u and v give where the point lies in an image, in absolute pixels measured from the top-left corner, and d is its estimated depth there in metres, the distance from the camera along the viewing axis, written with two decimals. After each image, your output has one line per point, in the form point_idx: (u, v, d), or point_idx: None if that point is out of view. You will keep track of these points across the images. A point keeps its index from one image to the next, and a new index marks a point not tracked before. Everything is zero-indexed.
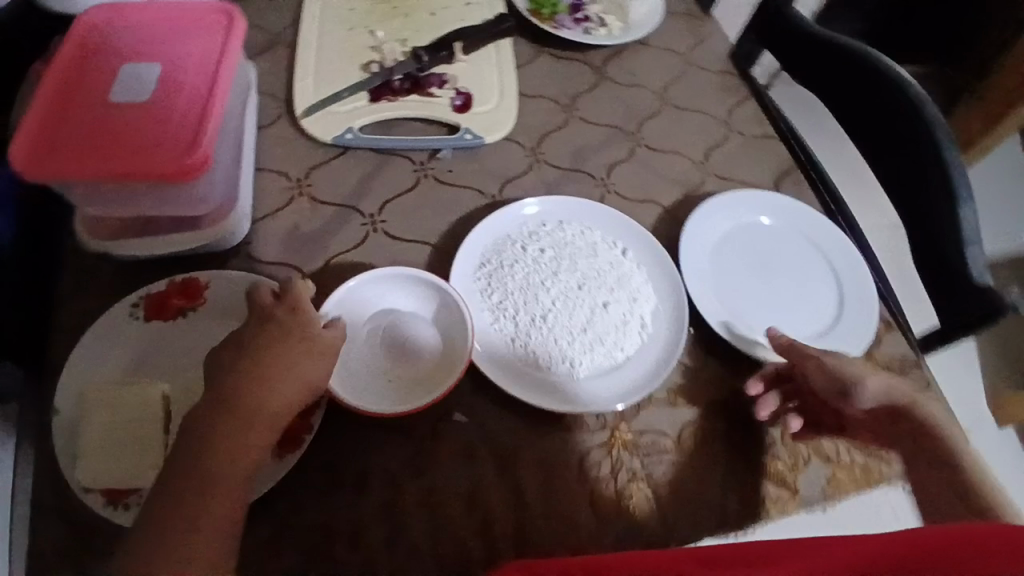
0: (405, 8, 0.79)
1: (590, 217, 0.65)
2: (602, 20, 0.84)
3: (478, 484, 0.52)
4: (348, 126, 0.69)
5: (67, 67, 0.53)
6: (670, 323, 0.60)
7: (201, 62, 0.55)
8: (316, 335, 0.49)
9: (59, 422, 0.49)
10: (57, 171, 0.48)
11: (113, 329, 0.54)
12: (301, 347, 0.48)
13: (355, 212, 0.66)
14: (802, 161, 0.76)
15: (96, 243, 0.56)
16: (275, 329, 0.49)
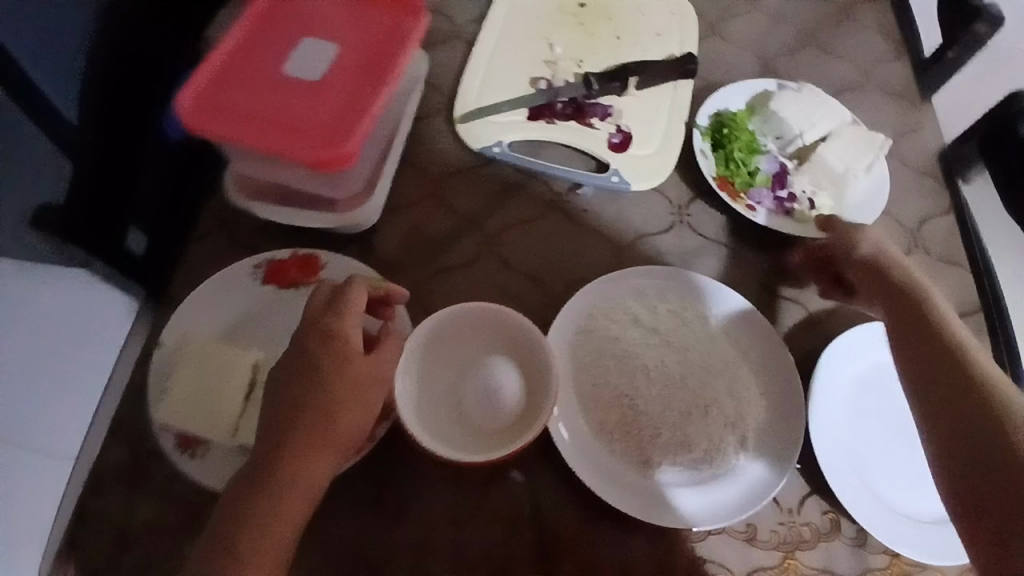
0: (592, 24, 0.74)
1: (719, 303, 0.58)
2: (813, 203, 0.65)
3: (513, 554, 0.50)
4: (497, 140, 0.66)
5: (254, 30, 0.55)
6: (774, 454, 0.52)
7: (376, 55, 0.55)
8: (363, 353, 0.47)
9: (160, 357, 0.52)
10: (221, 133, 0.51)
11: (231, 283, 0.56)
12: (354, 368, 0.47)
13: (478, 230, 0.64)
14: (991, 304, 0.64)
15: (239, 199, 0.59)
16: (333, 342, 0.47)
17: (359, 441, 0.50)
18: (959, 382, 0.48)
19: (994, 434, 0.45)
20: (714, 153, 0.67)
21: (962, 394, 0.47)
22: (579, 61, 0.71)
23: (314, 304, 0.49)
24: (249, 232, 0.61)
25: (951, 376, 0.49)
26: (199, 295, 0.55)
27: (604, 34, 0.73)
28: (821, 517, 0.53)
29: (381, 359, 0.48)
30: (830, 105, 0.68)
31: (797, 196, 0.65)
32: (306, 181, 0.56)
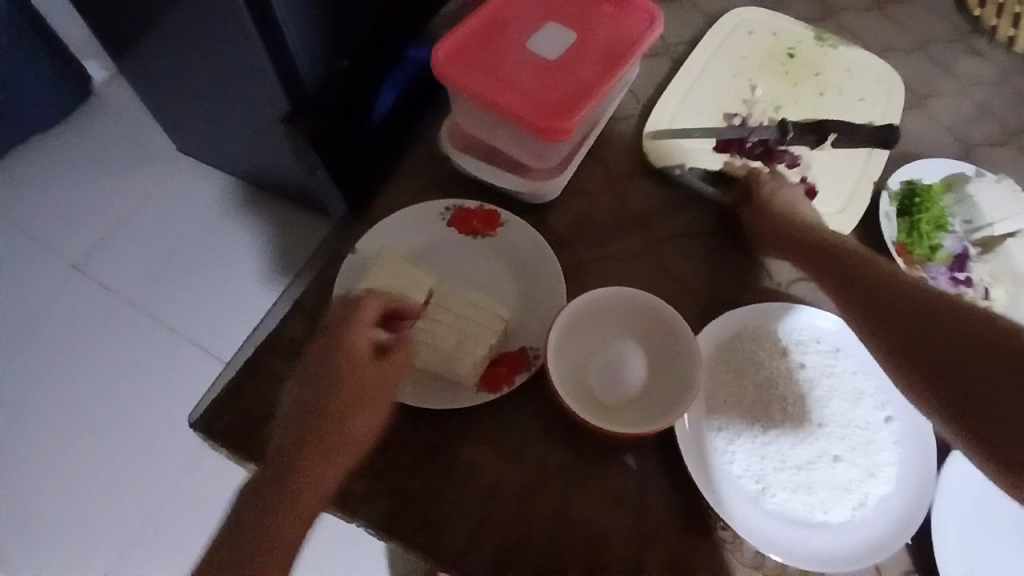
0: (795, 77, 0.73)
1: (874, 366, 0.57)
2: (987, 293, 0.63)
3: (609, 531, 0.53)
4: (682, 163, 0.68)
5: (510, 3, 0.62)
6: (894, 527, 0.51)
7: (610, 49, 0.60)
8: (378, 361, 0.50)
9: (351, 261, 0.61)
10: (464, 85, 0.58)
11: (424, 217, 0.63)
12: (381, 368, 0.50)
13: (642, 231, 0.68)
14: None
15: (448, 145, 0.65)
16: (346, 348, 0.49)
17: (502, 382, 0.56)
18: (941, 325, 0.46)
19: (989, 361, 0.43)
20: (897, 218, 0.66)
21: (946, 338, 0.45)
22: (777, 108, 0.71)
23: (335, 309, 0.51)
24: (444, 177, 0.68)
25: (935, 352, 0.45)
26: (396, 220, 0.63)
27: (812, 88, 0.73)
28: None
29: (390, 369, 0.50)
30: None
31: (973, 282, 0.63)
32: (517, 142, 0.63)
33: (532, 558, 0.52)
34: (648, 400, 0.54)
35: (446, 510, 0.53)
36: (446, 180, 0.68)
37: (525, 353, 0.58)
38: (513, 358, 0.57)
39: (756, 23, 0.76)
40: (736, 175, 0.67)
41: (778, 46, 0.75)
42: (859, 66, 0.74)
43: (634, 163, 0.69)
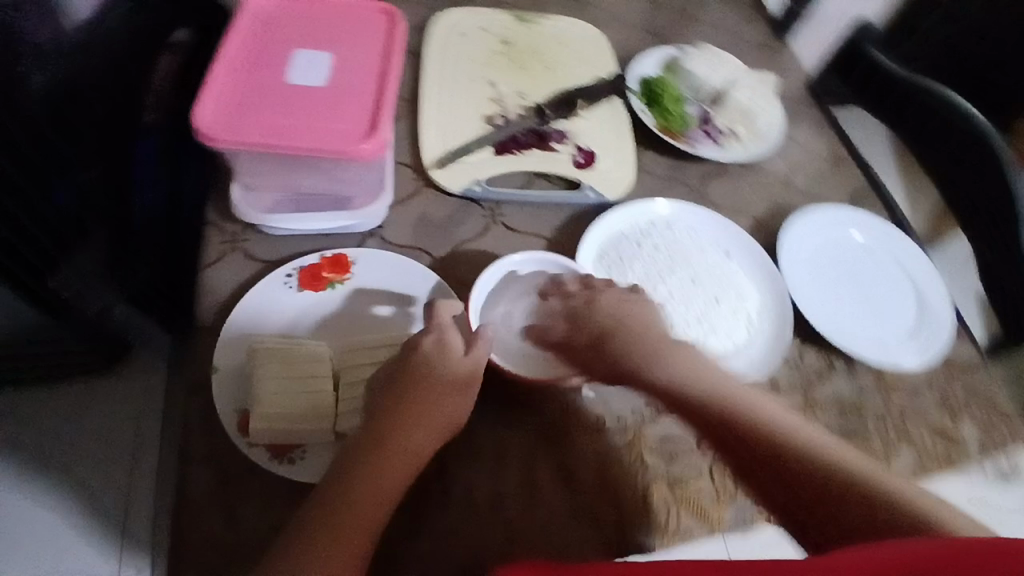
0: (521, 61, 0.81)
1: (697, 222, 0.70)
2: (733, 132, 0.80)
3: (607, 459, 0.56)
4: (476, 178, 0.70)
5: (249, 52, 0.59)
6: (774, 323, 0.65)
7: (363, 55, 0.61)
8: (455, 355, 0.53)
9: (221, 378, 0.53)
10: (244, 142, 0.54)
11: (272, 296, 0.58)
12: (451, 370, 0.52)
13: (475, 206, 0.70)
14: (876, 182, 0.81)
15: (256, 216, 0.62)
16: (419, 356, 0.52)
17: None
18: (784, 468, 0.48)
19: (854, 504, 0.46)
20: (650, 109, 0.79)
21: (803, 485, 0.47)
22: (522, 95, 0.77)
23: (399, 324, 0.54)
24: (268, 248, 0.63)
25: (817, 503, 0.47)
26: (246, 308, 0.57)
27: (538, 62, 0.81)
28: (818, 360, 0.64)
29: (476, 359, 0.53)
30: (722, 58, 0.86)
31: (721, 129, 0.80)
32: (322, 178, 0.62)
33: (565, 523, 0.52)
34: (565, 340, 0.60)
35: (469, 539, 0.50)
36: (276, 250, 0.63)
37: None
38: None
39: (467, 21, 0.83)
40: (525, 167, 0.72)
41: (493, 39, 0.82)
42: (560, 31, 0.85)
43: (432, 156, 0.71)
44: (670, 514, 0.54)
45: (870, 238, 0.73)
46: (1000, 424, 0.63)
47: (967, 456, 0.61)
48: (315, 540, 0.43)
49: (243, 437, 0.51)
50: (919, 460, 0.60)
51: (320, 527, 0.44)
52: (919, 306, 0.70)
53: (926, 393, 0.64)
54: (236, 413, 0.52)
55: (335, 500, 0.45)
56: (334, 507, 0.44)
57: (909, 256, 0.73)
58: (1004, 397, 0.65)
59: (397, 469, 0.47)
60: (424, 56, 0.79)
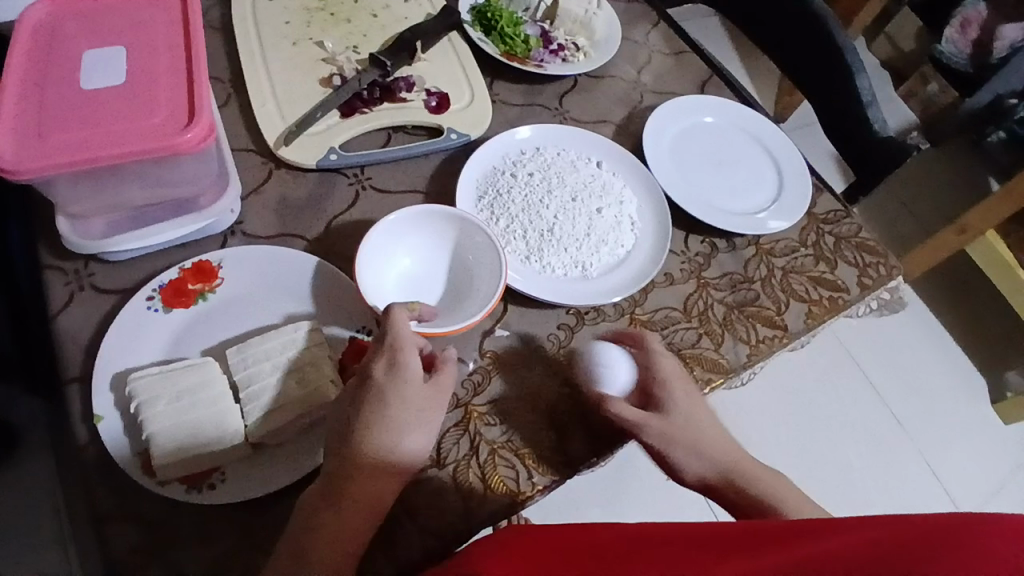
0: (344, 12, 0.76)
1: (563, 138, 0.71)
2: (576, 46, 0.80)
3: (535, 384, 0.57)
4: (330, 147, 0.66)
5: (22, 62, 0.51)
6: (656, 218, 0.68)
7: (161, 36, 0.54)
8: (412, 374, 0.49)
9: (107, 427, 0.48)
10: (47, 165, 0.47)
11: (139, 323, 0.53)
12: (423, 391, 0.49)
13: (338, 176, 0.66)
14: (716, 66, 0.84)
15: (90, 242, 0.55)
16: (380, 384, 0.48)
17: None
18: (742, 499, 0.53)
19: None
20: (489, 37, 0.77)
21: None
22: (355, 49, 0.73)
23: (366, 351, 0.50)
24: (120, 275, 0.56)
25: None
26: (110, 345, 0.51)
27: (362, 12, 0.76)
28: (702, 245, 0.68)
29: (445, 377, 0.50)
30: None
31: (564, 44, 0.80)
32: (157, 185, 0.55)
33: (511, 460, 0.53)
34: (462, 290, 0.61)
35: (421, 506, 0.49)
36: (130, 275, 0.57)
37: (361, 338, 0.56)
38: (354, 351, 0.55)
39: None
40: (379, 124, 0.69)
41: None
42: None
43: (276, 135, 0.66)
44: (605, 422, 0.55)
45: (723, 118, 0.78)
46: (869, 257, 0.70)
47: (847, 295, 0.67)
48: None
49: (151, 478, 0.47)
50: (806, 310, 0.65)
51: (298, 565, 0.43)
52: (778, 170, 0.75)
53: (800, 248, 0.70)
54: (137, 456, 0.47)
55: (305, 529, 0.44)
56: (312, 543, 0.44)
57: (760, 127, 0.77)
58: (865, 234, 0.72)
59: (373, 479, 0.46)
60: (235, 30, 0.71)
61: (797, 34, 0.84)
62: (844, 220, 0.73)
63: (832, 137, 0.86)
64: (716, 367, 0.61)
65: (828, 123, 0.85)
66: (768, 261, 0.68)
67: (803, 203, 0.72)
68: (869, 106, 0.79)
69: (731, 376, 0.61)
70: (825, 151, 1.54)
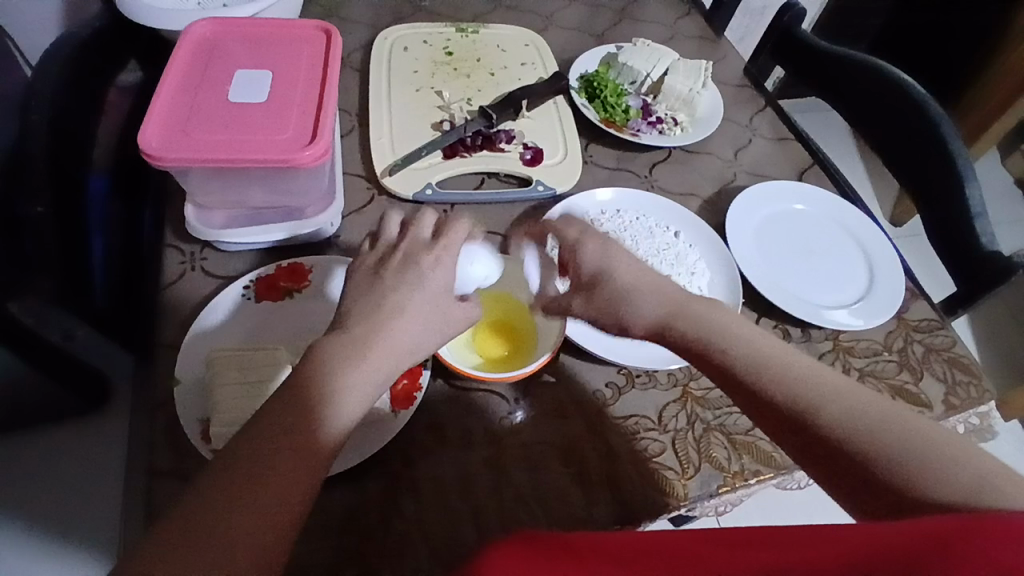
0: (466, 68, 0.84)
1: (645, 206, 0.73)
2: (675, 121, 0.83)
3: (572, 438, 0.57)
4: (427, 182, 0.72)
5: (189, 75, 0.61)
6: (727, 292, 0.66)
7: (302, 72, 0.63)
8: (384, 298, 0.49)
9: (182, 390, 0.54)
10: (184, 159, 0.55)
11: (232, 308, 0.59)
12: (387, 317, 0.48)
13: (430, 209, 0.72)
14: (819, 158, 0.83)
15: (209, 232, 0.63)
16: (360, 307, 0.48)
17: (412, 393, 0.56)
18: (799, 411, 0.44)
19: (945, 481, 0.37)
20: (592, 104, 0.82)
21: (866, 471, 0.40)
22: (468, 101, 0.80)
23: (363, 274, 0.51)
24: (227, 265, 0.64)
25: (855, 460, 0.41)
26: (203, 324, 0.58)
27: (481, 69, 0.84)
28: (773, 330, 0.66)
29: (416, 303, 0.49)
30: (662, 47, 0.86)
31: (663, 118, 0.83)
32: (273, 192, 0.63)
33: (534, 504, 0.53)
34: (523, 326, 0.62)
35: (437, 530, 0.50)
36: (234, 266, 0.64)
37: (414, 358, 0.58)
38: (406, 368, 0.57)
39: (410, 36, 0.86)
40: (474, 169, 0.74)
41: (436, 51, 0.85)
42: (501, 40, 0.88)
43: (383, 166, 0.73)
44: (635, 492, 0.54)
45: (814, 207, 0.76)
46: (962, 375, 0.64)
47: (931, 411, 0.62)
48: (257, 476, 0.39)
49: (207, 446, 0.51)
50: None
51: (255, 471, 0.39)
52: (870, 270, 0.71)
53: (883, 352, 0.66)
54: (200, 423, 0.52)
55: (232, 465, 0.39)
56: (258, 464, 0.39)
57: (855, 223, 0.75)
58: (960, 349, 0.66)
59: (342, 421, 0.43)
60: (370, 72, 0.81)
61: (908, 137, 0.83)
62: (937, 332, 0.68)
63: (933, 244, 0.81)
64: (769, 459, 0.58)
65: (932, 231, 0.81)
66: (839, 359, 0.65)
67: (893, 306, 0.68)
68: (976, 219, 0.76)
69: (783, 474, 0.57)
70: (937, 263, 1.44)
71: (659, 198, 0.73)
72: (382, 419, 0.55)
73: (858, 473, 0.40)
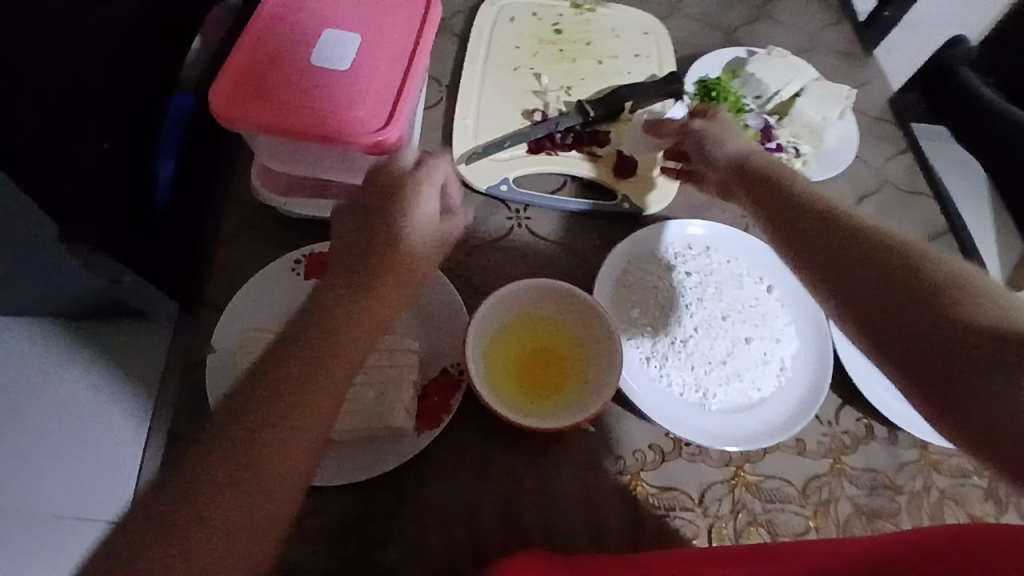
0: (573, 51, 0.76)
1: (738, 248, 0.64)
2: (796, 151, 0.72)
3: (599, 497, 0.52)
4: (504, 177, 0.67)
5: (274, 26, 0.57)
6: (813, 370, 0.58)
7: (391, 41, 0.58)
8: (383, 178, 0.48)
9: (215, 358, 0.53)
10: (252, 123, 0.52)
11: (279, 281, 0.57)
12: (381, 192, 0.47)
13: (501, 206, 0.66)
14: (956, 224, 0.71)
15: (271, 197, 0.60)
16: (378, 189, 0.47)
17: (440, 413, 0.52)
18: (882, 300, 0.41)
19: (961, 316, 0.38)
20: None
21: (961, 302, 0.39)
22: (567, 90, 0.72)
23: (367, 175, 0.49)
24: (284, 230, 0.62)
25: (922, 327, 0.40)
26: (247, 293, 0.56)
27: (589, 55, 0.76)
28: (856, 424, 0.59)
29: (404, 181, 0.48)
30: (801, 62, 0.75)
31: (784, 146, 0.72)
32: (344, 164, 0.58)
33: None
34: (559, 355, 0.54)
35: (435, 565, 0.48)
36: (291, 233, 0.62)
37: (449, 375, 0.54)
38: (438, 385, 0.53)
39: (521, 6, 0.78)
40: (557, 171, 0.68)
41: (544, 27, 0.77)
42: (618, 24, 0.79)
43: (462, 151, 0.67)
44: None
45: None
46: None
47: None
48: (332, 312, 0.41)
49: None
50: None
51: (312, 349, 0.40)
52: None
53: (974, 475, 0.57)
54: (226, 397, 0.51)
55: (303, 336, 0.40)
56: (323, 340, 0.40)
57: None
58: None
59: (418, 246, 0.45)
60: (470, 40, 0.75)
61: None
62: None
63: None
64: None
65: None
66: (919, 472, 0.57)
67: None
68: None
69: None
70: None
71: (757, 243, 0.64)
72: (402, 436, 0.50)
73: (920, 350, 0.40)
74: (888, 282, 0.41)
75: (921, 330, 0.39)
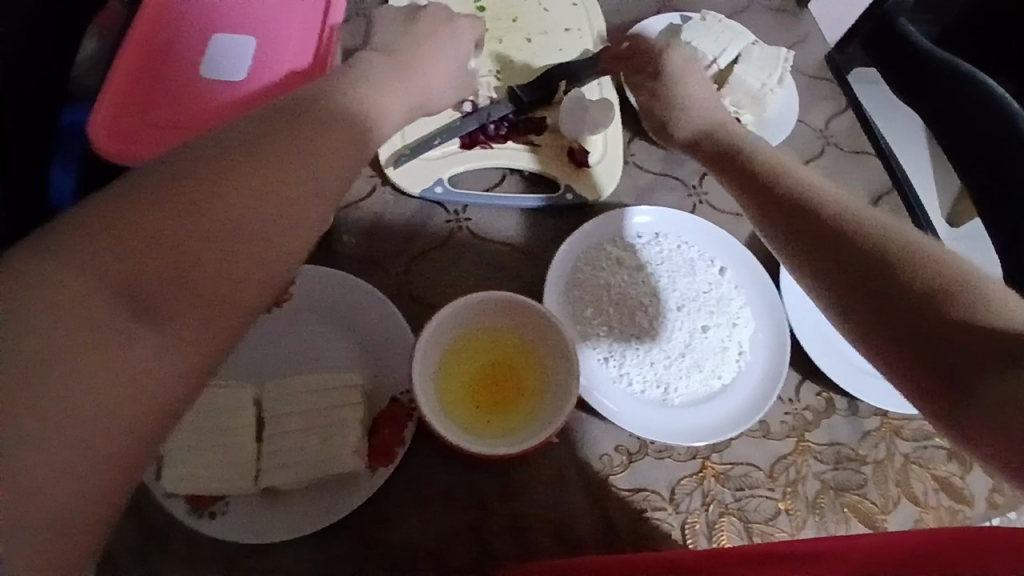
0: (499, 31, 0.71)
1: (688, 230, 0.62)
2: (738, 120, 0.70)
3: (570, 512, 0.50)
4: (438, 178, 0.62)
5: (160, 43, 0.57)
6: (772, 352, 0.57)
7: (289, 47, 0.57)
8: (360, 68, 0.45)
9: None
10: (131, 145, 0.53)
11: None
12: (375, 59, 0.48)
13: (439, 209, 0.62)
14: (899, 181, 0.71)
15: None
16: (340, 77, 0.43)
17: (392, 448, 0.48)
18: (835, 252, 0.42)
19: (914, 275, 0.38)
20: None
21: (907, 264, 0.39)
22: (496, 75, 0.68)
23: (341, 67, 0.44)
24: None
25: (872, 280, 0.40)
26: None
27: (516, 34, 0.71)
28: (816, 399, 0.58)
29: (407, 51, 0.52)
30: (736, 25, 0.72)
31: None
32: None
33: None
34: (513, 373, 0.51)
35: None
36: None
37: (399, 405, 0.50)
38: (389, 417, 0.50)
39: None
40: (494, 165, 0.64)
41: (465, 5, 0.71)
42: None
43: (389, 153, 0.62)
44: None
45: None
46: None
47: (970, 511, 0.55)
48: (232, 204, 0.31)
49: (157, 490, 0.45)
50: (918, 516, 0.54)
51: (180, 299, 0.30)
52: None
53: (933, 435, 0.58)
54: None
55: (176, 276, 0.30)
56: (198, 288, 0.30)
57: None
58: None
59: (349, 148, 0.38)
60: None
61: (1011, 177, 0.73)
62: None
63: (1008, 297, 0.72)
64: None
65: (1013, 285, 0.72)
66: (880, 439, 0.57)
67: None
68: None
69: None
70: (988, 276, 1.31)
71: (707, 224, 0.62)
72: (355, 476, 0.47)
73: (873, 300, 0.39)
74: (865, 280, 0.40)
75: (907, 340, 0.37)
